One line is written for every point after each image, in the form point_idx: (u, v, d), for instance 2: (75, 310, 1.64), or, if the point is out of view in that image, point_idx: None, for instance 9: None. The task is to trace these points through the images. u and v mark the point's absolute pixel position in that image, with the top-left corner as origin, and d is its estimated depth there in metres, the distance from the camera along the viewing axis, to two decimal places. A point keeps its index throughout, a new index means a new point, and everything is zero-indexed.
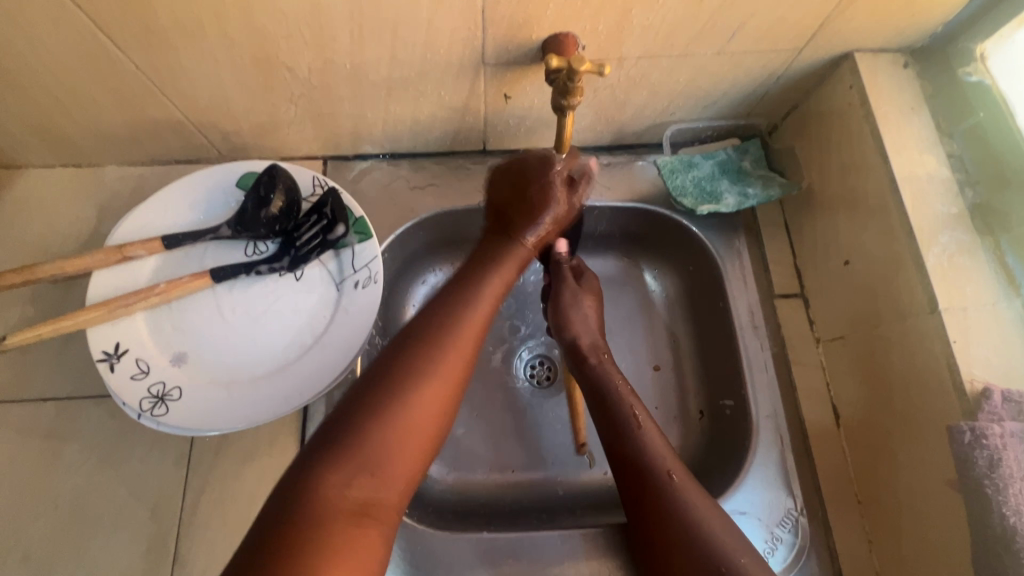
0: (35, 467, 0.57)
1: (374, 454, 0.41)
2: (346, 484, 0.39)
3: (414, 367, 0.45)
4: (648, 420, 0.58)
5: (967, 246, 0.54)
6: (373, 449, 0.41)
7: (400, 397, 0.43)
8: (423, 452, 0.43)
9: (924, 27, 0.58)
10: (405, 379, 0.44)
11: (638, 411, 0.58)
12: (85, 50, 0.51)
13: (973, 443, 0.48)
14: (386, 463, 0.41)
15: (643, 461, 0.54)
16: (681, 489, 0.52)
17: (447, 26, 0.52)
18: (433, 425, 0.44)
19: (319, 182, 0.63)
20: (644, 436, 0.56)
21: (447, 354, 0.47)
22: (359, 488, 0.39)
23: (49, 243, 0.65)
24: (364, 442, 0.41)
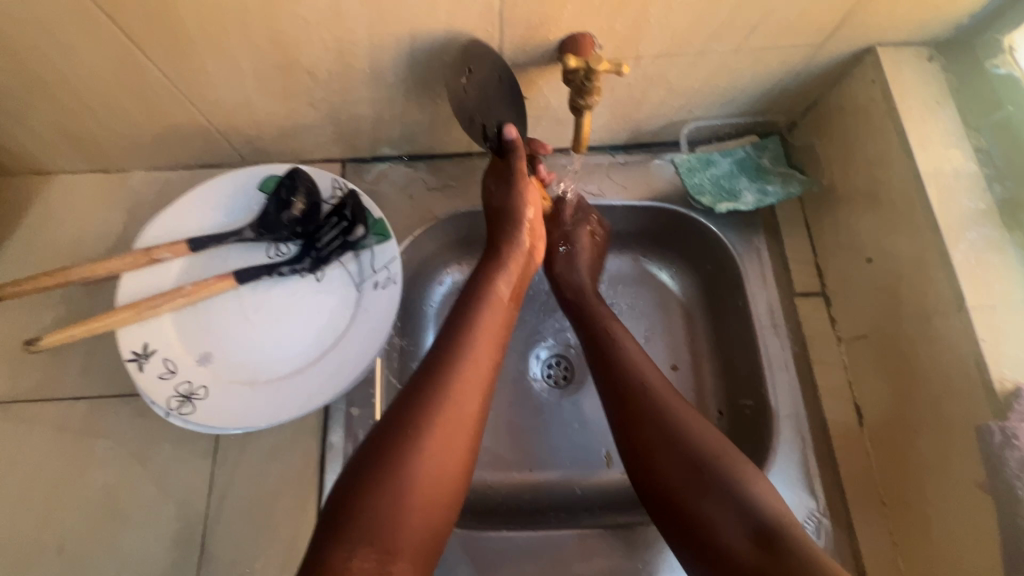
0: (67, 463, 0.59)
1: (387, 531, 0.44)
2: (357, 564, 0.42)
3: (415, 429, 0.48)
4: (682, 408, 0.56)
5: (996, 242, 0.53)
6: (379, 528, 0.44)
7: (403, 463, 0.47)
8: (434, 521, 0.47)
9: (949, 20, 0.57)
10: (403, 451, 0.47)
11: (671, 400, 0.57)
12: (114, 58, 0.52)
13: (1004, 444, 0.47)
14: (395, 540, 0.45)
15: (679, 455, 0.53)
16: (726, 478, 0.51)
17: (464, 28, 0.52)
18: (440, 493, 0.48)
19: (338, 185, 0.64)
20: (679, 425, 0.55)
21: (435, 429, 0.48)
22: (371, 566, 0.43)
23: (79, 246, 0.67)
24: (371, 523, 0.44)
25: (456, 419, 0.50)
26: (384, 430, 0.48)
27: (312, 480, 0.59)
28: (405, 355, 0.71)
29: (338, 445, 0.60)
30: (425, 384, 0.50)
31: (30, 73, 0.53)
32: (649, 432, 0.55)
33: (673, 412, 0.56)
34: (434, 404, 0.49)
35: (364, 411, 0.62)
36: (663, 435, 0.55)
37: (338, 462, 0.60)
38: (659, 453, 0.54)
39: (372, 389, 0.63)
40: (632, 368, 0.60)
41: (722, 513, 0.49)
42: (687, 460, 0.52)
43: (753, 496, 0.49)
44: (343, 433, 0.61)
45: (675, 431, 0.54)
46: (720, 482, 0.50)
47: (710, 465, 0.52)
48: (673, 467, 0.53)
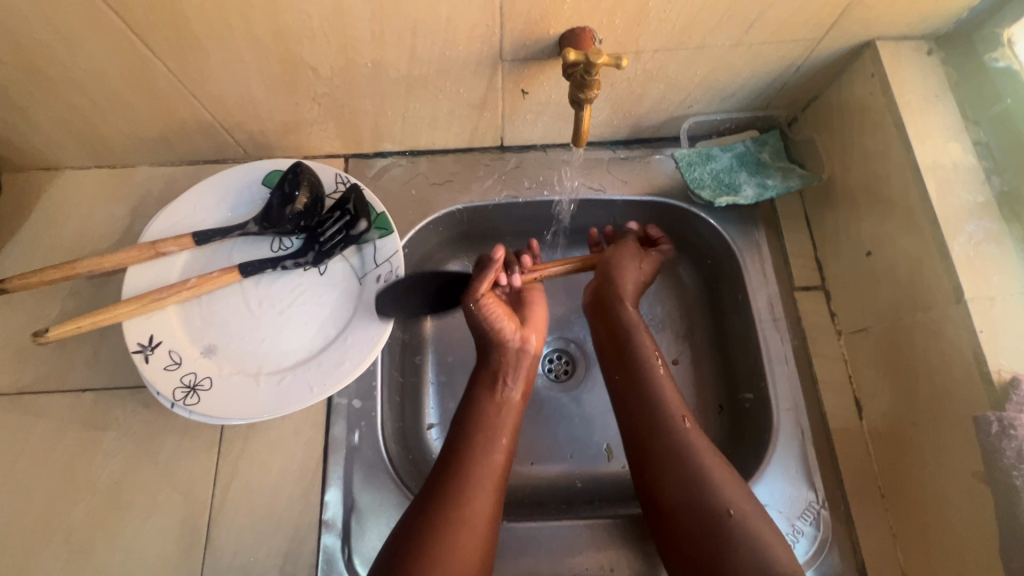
0: (74, 453, 0.60)
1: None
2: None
3: (442, 527, 0.52)
4: (710, 456, 0.56)
5: (995, 235, 0.53)
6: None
7: (435, 555, 0.50)
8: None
9: (948, 13, 0.57)
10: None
11: (700, 445, 0.57)
12: (121, 54, 0.53)
13: (1000, 434, 0.47)
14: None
15: (699, 502, 0.53)
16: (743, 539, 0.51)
17: (465, 23, 0.53)
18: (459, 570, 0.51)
19: (341, 179, 0.65)
20: (703, 471, 0.55)
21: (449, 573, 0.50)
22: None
23: (86, 240, 0.68)
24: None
25: (462, 541, 0.52)
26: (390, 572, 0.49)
27: (314, 471, 0.60)
28: (408, 349, 0.72)
29: (340, 437, 0.61)
30: (427, 530, 0.51)
31: (38, 69, 0.54)
32: (667, 479, 0.56)
33: (699, 458, 0.56)
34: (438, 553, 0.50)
35: (366, 403, 0.63)
36: (681, 482, 0.55)
37: (341, 453, 0.60)
38: (682, 504, 0.54)
39: (374, 381, 0.64)
40: (662, 409, 0.59)
41: (745, 564, 0.50)
42: (705, 512, 0.53)
43: (768, 547, 0.51)
44: (346, 425, 0.62)
45: (699, 483, 0.54)
46: (739, 536, 0.51)
47: (726, 522, 0.52)
48: (691, 525, 0.53)
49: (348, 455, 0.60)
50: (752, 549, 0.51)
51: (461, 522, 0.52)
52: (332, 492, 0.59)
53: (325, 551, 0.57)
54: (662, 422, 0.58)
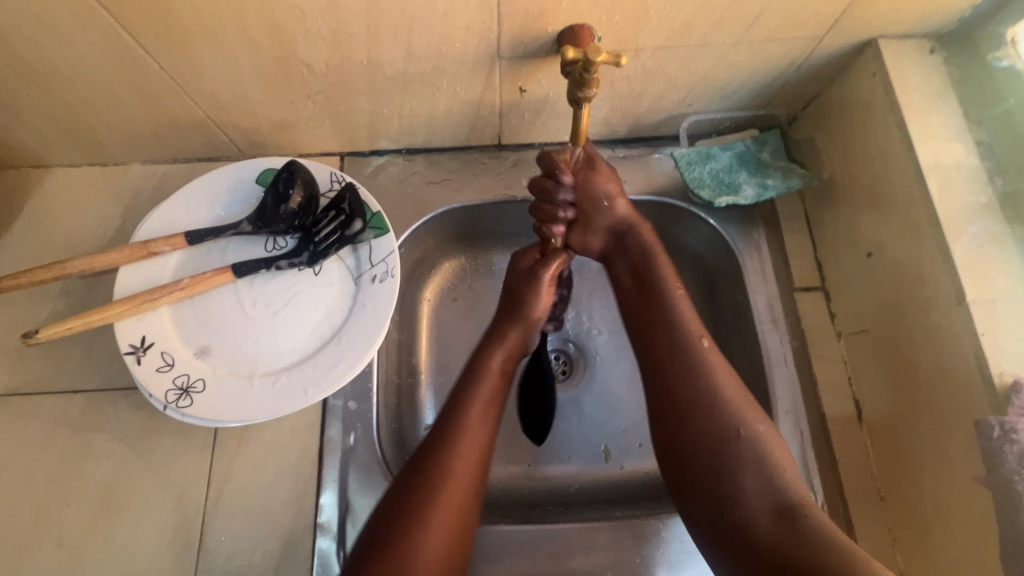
0: (66, 456, 0.59)
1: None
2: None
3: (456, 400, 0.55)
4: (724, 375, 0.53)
5: (997, 236, 0.53)
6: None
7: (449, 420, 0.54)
8: (452, 541, 0.49)
9: (952, 12, 0.56)
10: (412, 530, 0.47)
11: (715, 367, 0.54)
12: (111, 50, 0.52)
13: (1003, 439, 0.46)
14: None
15: (717, 425, 0.51)
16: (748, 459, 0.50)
17: (462, 20, 0.52)
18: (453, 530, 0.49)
19: (337, 178, 0.64)
20: (719, 392, 0.52)
21: (440, 524, 0.49)
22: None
23: (77, 239, 0.67)
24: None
25: (459, 497, 0.50)
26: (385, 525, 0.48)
27: (309, 474, 0.59)
28: (404, 349, 0.71)
29: (336, 438, 0.60)
30: (421, 481, 0.50)
31: (26, 65, 0.53)
32: (694, 417, 0.52)
33: (716, 378, 0.53)
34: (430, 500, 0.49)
35: (362, 405, 0.62)
36: (693, 404, 0.52)
37: (336, 456, 0.60)
38: (705, 444, 0.51)
39: (369, 383, 0.63)
40: (681, 331, 0.56)
41: (752, 485, 0.49)
42: (719, 437, 0.51)
43: (777, 468, 0.49)
44: (342, 426, 0.61)
45: (710, 406, 0.52)
46: (749, 459, 0.50)
47: (741, 445, 0.50)
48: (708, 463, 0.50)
49: (344, 457, 0.60)
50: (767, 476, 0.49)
51: (450, 464, 0.51)
52: (327, 495, 0.58)
53: (320, 554, 0.56)
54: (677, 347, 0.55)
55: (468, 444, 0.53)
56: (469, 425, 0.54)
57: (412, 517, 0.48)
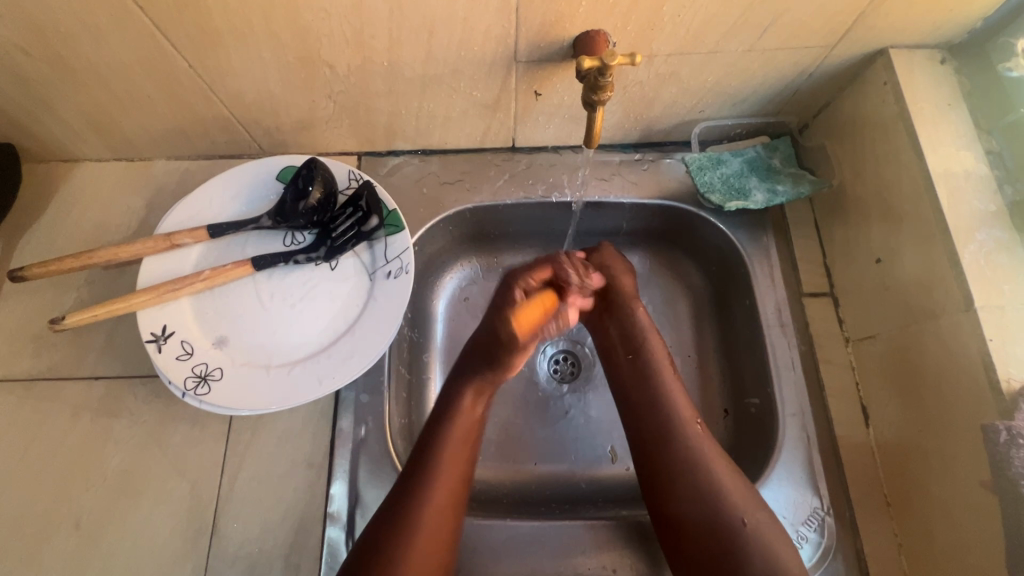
0: (86, 440, 0.61)
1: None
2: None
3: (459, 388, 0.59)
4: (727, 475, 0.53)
5: (1006, 243, 0.53)
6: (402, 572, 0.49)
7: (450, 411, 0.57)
8: (447, 524, 0.53)
9: (964, 22, 0.57)
10: (408, 513, 0.51)
11: (732, 488, 0.53)
12: (143, 49, 0.54)
13: (1009, 443, 0.47)
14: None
15: (710, 514, 0.52)
16: (744, 537, 0.51)
17: (481, 24, 0.53)
18: (449, 519, 0.53)
19: (354, 176, 0.66)
20: (710, 467, 0.54)
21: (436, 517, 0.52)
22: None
23: (102, 231, 0.70)
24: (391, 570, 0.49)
25: (448, 504, 0.53)
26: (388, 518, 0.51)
27: (321, 464, 0.61)
28: (415, 347, 0.72)
29: (347, 430, 0.61)
30: (420, 473, 0.53)
31: (63, 62, 0.56)
32: (686, 484, 0.53)
33: (731, 499, 0.52)
34: (429, 491, 0.52)
35: (373, 398, 0.63)
36: (694, 492, 0.53)
37: (347, 447, 0.61)
38: (702, 523, 0.52)
39: (381, 376, 0.64)
40: (673, 418, 0.57)
41: (756, 566, 0.50)
42: (717, 527, 0.51)
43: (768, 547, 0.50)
44: (353, 419, 0.62)
45: (706, 475, 0.53)
46: (749, 545, 0.50)
47: (740, 529, 0.51)
48: (700, 523, 0.52)
49: (355, 448, 0.61)
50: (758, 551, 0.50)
51: (443, 464, 0.54)
52: (338, 486, 0.59)
53: (329, 543, 0.57)
54: (691, 462, 0.54)
55: (459, 447, 0.56)
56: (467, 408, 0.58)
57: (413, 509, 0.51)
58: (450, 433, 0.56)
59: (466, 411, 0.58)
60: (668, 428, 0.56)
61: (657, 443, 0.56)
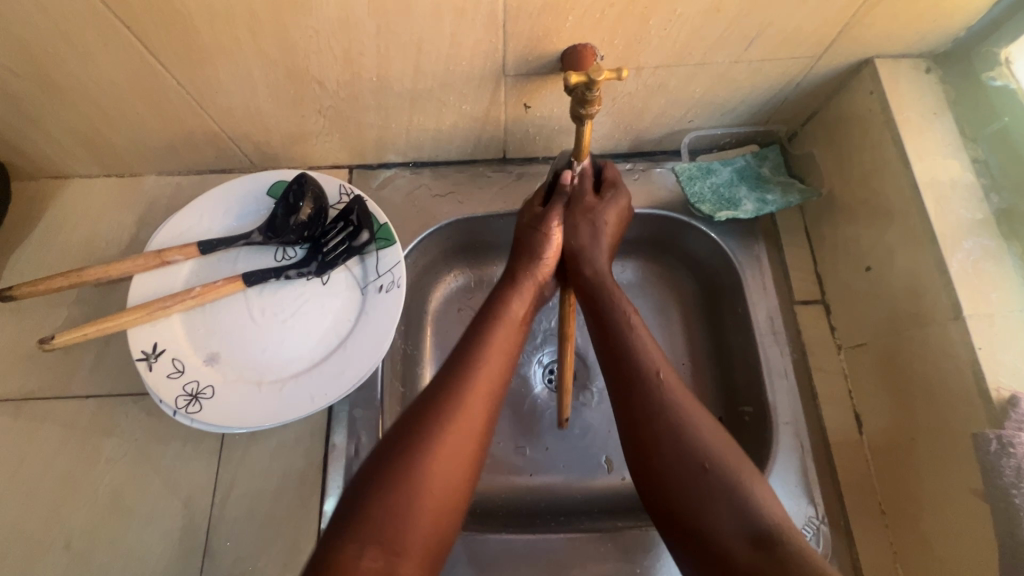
0: (77, 460, 0.60)
1: (398, 527, 0.44)
2: (367, 561, 0.42)
3: (480, 340, 0.54)
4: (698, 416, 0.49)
5: (993, 251, 0.54)
6: (397, 527, 0.44)
7: (467, 363, 0.52)
8: (449, 489, 0.47)
9: (947, 32, 0.57)
10: (405, 469, 0.45)
11: (708, 432, 0.48)
12: (132, 66, 0.54)
13: (999, 452, 0.47)
14: (404, 539, 0.44)
15: (683, 460, 0.47)
16: (729, 485, 0.45)
17: (469, 40, 0.54)
18: (451, 480, 0.47)
19: (345, 190, 0.65)
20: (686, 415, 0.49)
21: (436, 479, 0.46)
22: (380, 564, 0.42)
23: (92, 248, 0.69)
24: (374, 525, 0.43)
25: (445, 479, 0.46)
26: (386, 459, 0.46)
27: (314, 480, 0.60)
28: (408, 360, 0.72)
29: (340, 446, 0.61)
30: (425, 420, 0.48)
31: (51, 80, 0.55)
32: (660, 436, 0.48)
33: (704, 443, 0.47)
34: (434, 440, 0.47)
35: (367, 412, 0.63)
36: (669, 443, 0.48)
37: (340, 463, 0.61)
38: (675, 472, 0.47)
39: (375, 390, 0.64)
40: (642, 362, 0.52)
41: (724, 518, 0.44)
42: (692, 477, 0.46)
43: (751, 497, 0.44)
44: (346, 434, 0.62)
45: (679, 430, 0.48)
46: (725, 489, 0.45)
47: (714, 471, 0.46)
48: (669, 466, 0.47)
49: (348, 464, 0.61)
50: (734, 500, 0.44)
51: (445, 428, 0.48)
52: (330, 502, 0.59)
53: None
54: (662, 410, 0.49)
55: (481, 387, 0.51)
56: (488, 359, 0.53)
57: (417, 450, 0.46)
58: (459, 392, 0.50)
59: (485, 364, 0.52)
60: (634, 368, 0.52)
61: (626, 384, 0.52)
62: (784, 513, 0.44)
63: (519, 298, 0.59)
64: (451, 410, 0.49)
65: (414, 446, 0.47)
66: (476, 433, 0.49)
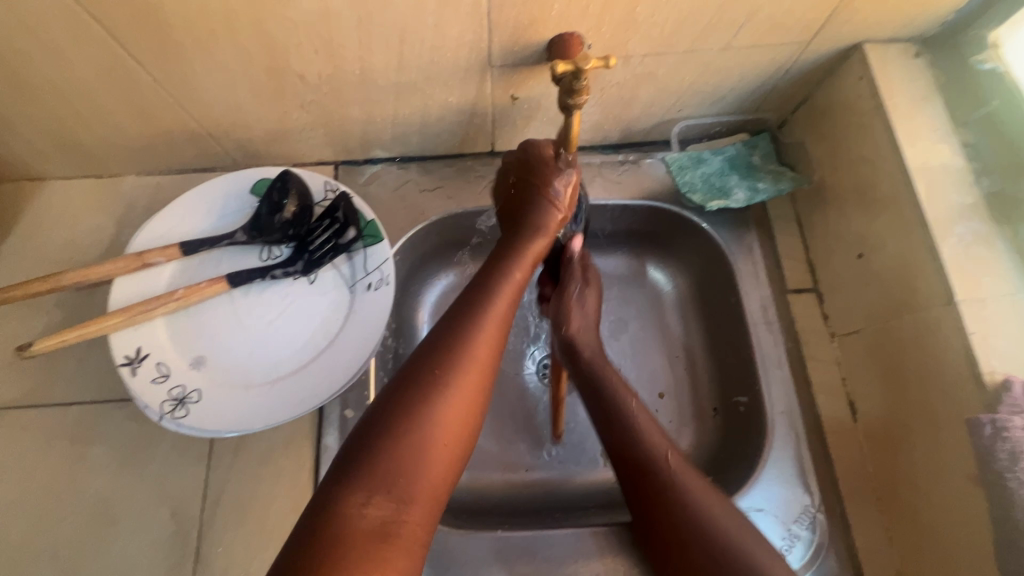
0: (61, 468, 0.59)
1: (398, 480, 0.38)
2: (368, 509, 0.37)
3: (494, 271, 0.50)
4: (712, 496, 0.48)
5: (985, 236, 0.53)
6: (405, 466, 0.38)
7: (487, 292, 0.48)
8: (462, 426, 0.42)
9: (937, 15, 0.57)
10: (420, 403, 0.41)
11: (718, 511, 0.47)
12: (104, 63, 0.53)
13: (994, 437, 0.47)
14: (414, 485, 0.38)
15: (697, 528, 0.47)
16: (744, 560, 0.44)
17: (453, 30, 0.52)
18: (467, 420, 0.42)
19: (330, 187, 0.64)
20: (702, 500, 0.48)
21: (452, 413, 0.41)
22: (388, 513, 0.37)
23: (71, 251, 0.67)
24: (382, 464, 0.38)
25: (462, 425, 0.42)
26: (382, 417, 0.40)
27: (306, 483, 0.59)
28: (400, 358, 0.71)
29: (332, 447, 0.60)
30: (442, 350, 0.44)
31: (19, 78, 0.53)
32: (682, 513, 0.48)
33: (715, 520, 0.47)
34: (453, 372, 0.43)
35: (358, 413, 0.62)
36: (685, 520, 0.47)
37: (333, 464, 0.60)
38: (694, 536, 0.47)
39: (366, 390, 0.63)
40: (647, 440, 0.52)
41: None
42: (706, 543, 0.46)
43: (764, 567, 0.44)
44: (338, 435, 0.61)
45: (694, 507, 0.48)
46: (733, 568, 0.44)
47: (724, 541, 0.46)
48: (685, 523, 0.47)
49: None
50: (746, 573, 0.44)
51: (465, 360, 0.43)
52: None
53: None
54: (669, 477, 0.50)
55: (496, 325, 0.47)
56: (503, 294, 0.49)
57: (416, 405, 0.41)
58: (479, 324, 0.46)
59: (499, 298, 0.48)
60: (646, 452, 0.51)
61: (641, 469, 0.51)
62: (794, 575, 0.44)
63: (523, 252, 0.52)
64: (467, 339, 0.44)
65: (431, 380, 0.42)
66: (491, 370, 0.45)
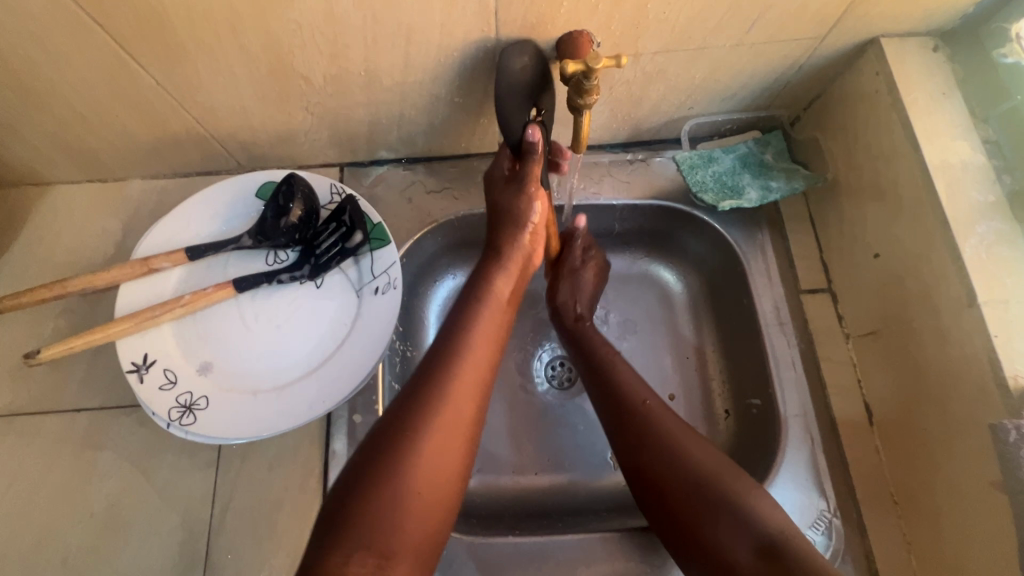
0: (70, 475, 0.59)
1: (386, 531, 0.43)
2: (356, 566, 0.42)
3: (476, 299, 0.56)
4: (694, 446, 0.54)
5: (1007, 235, 0.52)
6: (385, 524, 0.43)
7: (467, 323, 0.54)
8: (442, 473, 0.47)
9: (956, 8, 0.55)
10: (401, 452, 0.45)
11: (705, 458, 0.53)
12: (107, 67, 0.52)
13: (1019, 442, 0.46)
14: (394, 544, 0.44)
15: (681, 476, 0.53)
16: (728, 498, 0.50)
17: (460, 30, 0.51)
18: (444, 468, 0.47)
19: (337, 190, 0.63)
20: (692, 456, 0.54)
21: (431, 462, 0.46)
22: (369, 569, 0.42)
23: (77, 256, 0.67)
24: (368, 520, 0.43)
25: (441, 461, 0.47)
26: (373, 456, 0.45)
27: (315, 489, 0.59)
28: (408, 361, 0.70)
29: (341, 453, 0.60)
30: (419, 396, 0.48)
31: (23, 84, 0.53)
32: (665, 466, 0.54)
33: (696, 461, 0.53)
34: (429, 422, 0.47)
35: (367, 417, 0.61)
36: (676, 478, 0.53)
37: (341, 469, 0.59)
38: (683, 501, 0.52)
39: (374, 395, 0.62)
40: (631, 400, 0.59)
41: (727, 530, 0.49)
42: (692, 496, 0.52)
43: (754, 511, 0.49)
44: (346, 440, 0.60)
45: (676, 455, 0.54)
46: (726, 508, 0.50)
47: (711, 484, 0.51)
48: (675, 486, 0.53)
49: None
50: (738, 515, 0.49)
51: (443, 402, 0.48)
52: None
53: None
54: (661, 434, 0.56)
55: (476, 359, 0.52)
56: (483, 322, 0.54)
57: (401, 448, 0.46)
58: (457, 363, 0.51)
59: (480, 332, 0.54)
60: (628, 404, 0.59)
61: (637, 441, 0.56)
62: (785, 521, 0.49)
63: (505, 266, 0.59)
64: (446, 384, 0.49)
65: (407, 430, 0.47)
66: (472, 410, 0.50)
